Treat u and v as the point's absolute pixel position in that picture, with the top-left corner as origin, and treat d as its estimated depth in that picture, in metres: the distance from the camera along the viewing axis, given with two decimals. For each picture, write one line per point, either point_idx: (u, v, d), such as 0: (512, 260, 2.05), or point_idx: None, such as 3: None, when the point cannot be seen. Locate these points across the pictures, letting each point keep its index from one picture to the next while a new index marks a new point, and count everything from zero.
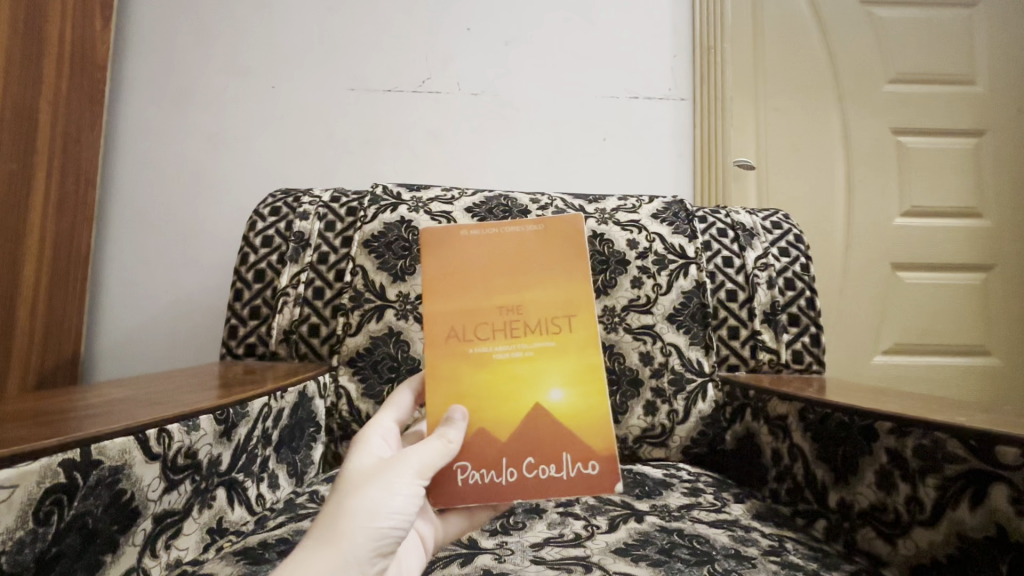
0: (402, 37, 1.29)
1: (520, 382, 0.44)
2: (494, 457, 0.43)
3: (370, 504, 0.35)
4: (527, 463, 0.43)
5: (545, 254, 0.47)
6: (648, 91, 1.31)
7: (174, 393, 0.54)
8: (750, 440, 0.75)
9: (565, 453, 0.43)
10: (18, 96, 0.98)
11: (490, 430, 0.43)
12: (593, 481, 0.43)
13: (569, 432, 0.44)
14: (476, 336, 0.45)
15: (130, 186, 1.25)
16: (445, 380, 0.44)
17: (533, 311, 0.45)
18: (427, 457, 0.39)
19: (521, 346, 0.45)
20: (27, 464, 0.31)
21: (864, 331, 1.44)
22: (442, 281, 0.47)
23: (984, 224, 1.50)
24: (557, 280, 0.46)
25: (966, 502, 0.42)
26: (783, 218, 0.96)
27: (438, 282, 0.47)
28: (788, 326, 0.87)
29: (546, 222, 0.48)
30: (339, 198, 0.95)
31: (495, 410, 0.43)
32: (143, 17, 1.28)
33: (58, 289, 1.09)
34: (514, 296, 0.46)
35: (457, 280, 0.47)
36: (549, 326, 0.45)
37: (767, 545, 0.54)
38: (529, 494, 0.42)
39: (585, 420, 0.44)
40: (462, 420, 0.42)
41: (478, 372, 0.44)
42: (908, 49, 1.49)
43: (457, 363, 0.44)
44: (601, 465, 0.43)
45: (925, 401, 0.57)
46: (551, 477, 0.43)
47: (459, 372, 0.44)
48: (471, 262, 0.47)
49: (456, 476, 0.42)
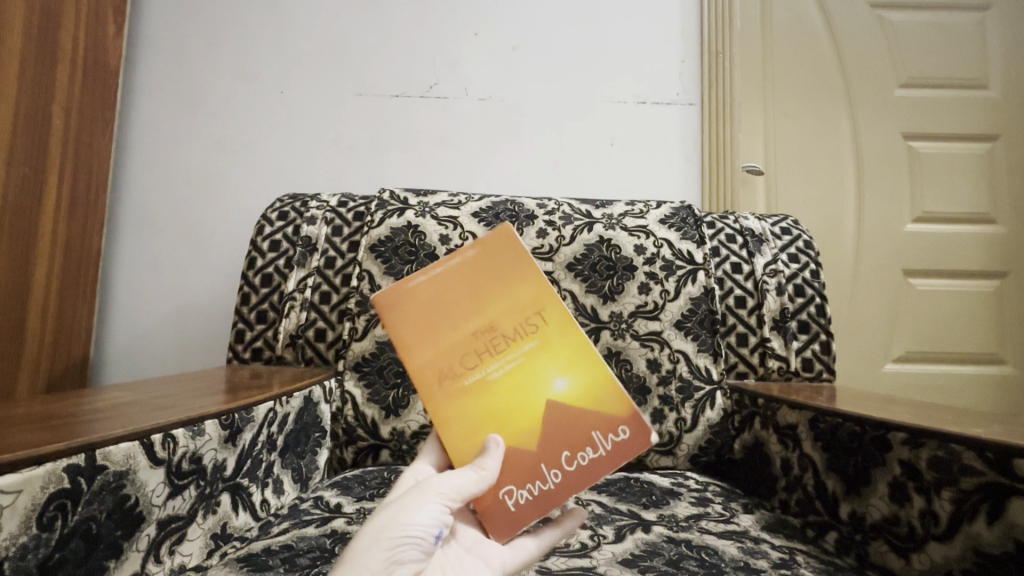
0: (410, 43, 1.30)
1: (520, 391, 0.42)
2: (532, 466, 0.41)
3: (390, 516, 0.36)
4: (563, 457, 0.41)
5: (485, 276, 0.45)
6: (656, 95, 1.30)
7: (181, 398, 0.54)
8: (759, 449, 0.74)
9: (594, 432, 0.42)
10: (32, 100, 0.99)
11: (514, 449, 0.41)
12: (629, 447, 0.41)
13: (582, 414, 0.42)
14: (464, 367, 0.42)
15: (141, 190, 1.26)
16: (452, 420, 0.41)
17: (504, 322, 0.44)
18: (458, 486, 0.37)
19: (507, 359, 0.43)
20: (32, 469, 0.31)
21: (875, 338, 1.42)
22: (412, 334, 0.43)
23: (998, 230, 1.47)
24: (496, 293, 0.44)
25: (983, 516, 0.41)
26: (793, 224, 0.95)
27: (412, 333, 0.43)
28: (798, 333, 0.86)
29: (479, 246, 0.46)
30: (346, 203, 0.95)
31: (509, 435, 0.41)
32: (156, 24, 1.30)
33: (70, 292, 1.10)
34: (479, 318, 0.43)
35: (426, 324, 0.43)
36: (523, 329, 0.43)
37: (777, 558, 0.53)
38: (577, 487, 0.41)
39: (603, 395, 0.43)
40: (496, 449, 0.40)
41: (476, 401, 0.42)
42: (919, 53, 1.48)
43: (456, 403, 0.42)
44: (630, 427, 0.42)
45: (940, 411, 0.56)
46: (592, 462, 0.41)
47: (464, 409, 0.41)
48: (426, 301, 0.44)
49: (506, 502, 0.40)
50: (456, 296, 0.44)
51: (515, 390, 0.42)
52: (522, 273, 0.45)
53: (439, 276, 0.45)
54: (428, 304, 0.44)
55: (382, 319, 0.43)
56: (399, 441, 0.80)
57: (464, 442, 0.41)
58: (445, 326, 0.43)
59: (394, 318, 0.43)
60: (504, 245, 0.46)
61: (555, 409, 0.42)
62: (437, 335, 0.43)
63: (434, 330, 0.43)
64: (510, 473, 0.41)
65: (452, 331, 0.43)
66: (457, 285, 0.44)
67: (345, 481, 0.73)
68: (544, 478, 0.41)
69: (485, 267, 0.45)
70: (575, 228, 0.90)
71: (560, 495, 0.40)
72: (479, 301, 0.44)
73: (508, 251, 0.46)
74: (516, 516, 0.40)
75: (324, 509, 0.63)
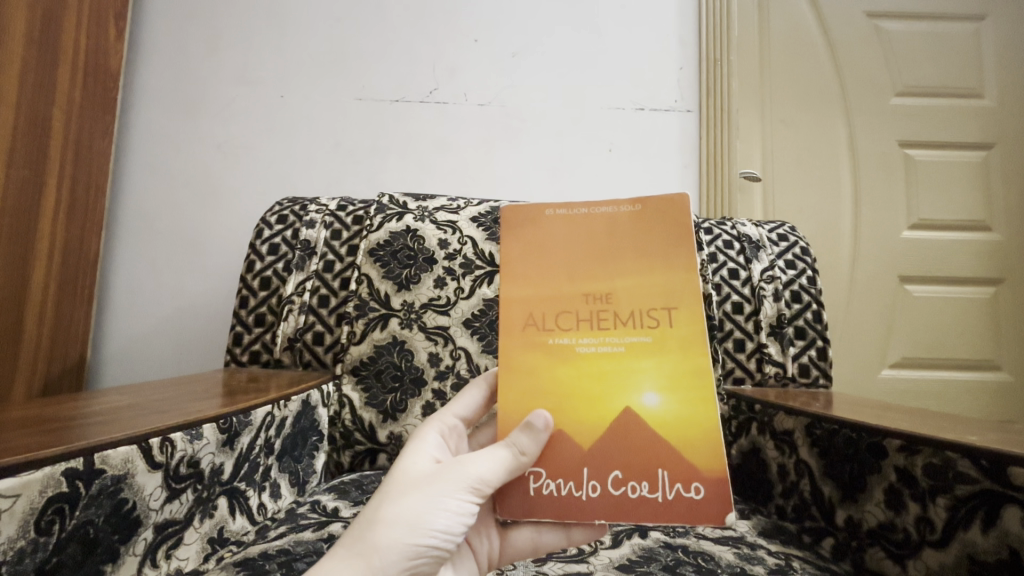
0: (411, 48, 1.30)
1: (608, 382, 0.42)
2: (575, 467, 0.41)
3: (415, 515, 0.36)
4: (611, 477, 0.40)
5: (634, 240, 0.44)
6: (654, 102, 1.31)
7: (179, 402, 0.54)
8: (755, 454, 0.74)
9: (661, 470, 0.40)
10: (34, 103, 0.99)
11: (571, 435, 0.41)
12: (699, 508, 0.39)
13: (665, 443, 0.40)
14: (557, 326, 0.43)
15: (139, 193, 1.26)
16: (527, 372, 0.43)
17: (624, 301, 0.43)
18: (488, 484, 0.38)
19: (609, 341, 0.42)
20: (31, 473, 0.31)
21: (871, 344, 1.43)
22: (528, 266, 0.45)
23: (993, 238, 1.48)
24: (632, 266, 0.43)
25: (978, 523, 0.41)
26: (789, 230, 0.95)
27: (524, 264, 0.45)
28: (795, 339, 0.86)
29: (644, 205, 0.44)
30: (345, 207, 0.96)
31: (578, 415, 0.41)
32: (157, 28, 1.30)
33: (68, 294, 1.10)
34: (599, 283, 0.43)
35: (543, 261, 0.45)
36: (643, 319, 0.42)
37: (773, 563, 0.53)
38: (613, 510, 0.40)
39: (687, 434, 0.40)
40: (541, 430, 0.40)
41: (560, 367, 0.42)
42: (915, 62, 1.49)
43: (536, 355, 0.43)
44: (708, 489, 0.39)
45: (936, 418, 0.56)
46: (641, 497, 0.40)
47: (538, 365, 0.43)
48: (557, 241, 0.45)
49: (530, 484, 0.41)
50: (586, 252, 0.44)
51: (602, 379, 0.42)
52: (674, 259, 0.43)
53: (575, 222, 0.45)
54: (555, 242, 0.45)
55: (504, 233, 0.46)
56: (396, 446, 0.80)
57: (518, 408, 0.42)
58: (561, 272, 0.44)
59: (520, 245, 0.46)
60: (666, 221, 0.44)
61: (633, 417, 0.41)
62: (549, 280, 0.44)
63: (549, 275, 0.44)
64: (550, 461, 0.41)
65: (567, 286, 0.44)
66: (590, 243, 0.44)
67: (342, 485, 0.72)
68: (581, 485, 0.40)
69: (636, 231, 0.44)
70: None
71: (590, 506, 0.40)
72: (606, 266, 0.44)
73: (672, 227, 0.43)
74: (535, 505, 0.41)
75: (321, 513, 0.63)
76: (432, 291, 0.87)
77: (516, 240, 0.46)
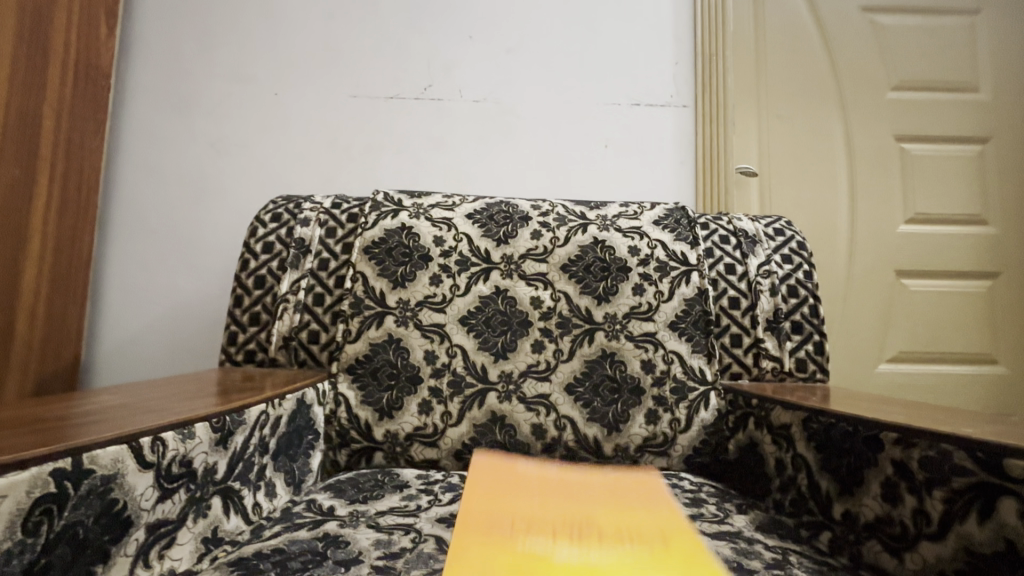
0: (405, 45, 1.29)
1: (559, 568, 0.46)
2: None
3: None
4: None
5: (580, 499, 0.64)
6: (650, 97, 1.31)
7: (172, 401, 0.54)
8: (753, 449, 0.74)
9: None
10: (24, 103, 0.99)
11: None
12: None
13: None
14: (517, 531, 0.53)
15: (133, 193, 1.25)
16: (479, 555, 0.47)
17: (574, 524, 0.57)
18: None
19: (562, 545, 0.51)
20: (17, 474, 0.31)
21: (868, 339, 1.43)
22: (491, 496, 0.63)
23: (989, 232, 1.48)
24: (580, 507, 0.62)
25: (974, 516, 0.41)
26: (786, 225, 0.95)
27: (492, 507, 0.60)
28: (791, 334, 0.86)
29: (589, 486, 0.69)
30: (340, 205, 0.95)
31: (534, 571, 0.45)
32: (149, 26, 1.29)
33: (59, 296, 1.09)
34: (553, 518, 0.58)
35: (508, 506, 0.61)
36: (592, 536, 0.54)
37: (770, 558, 0.53)
38: None
39: None
40: None
41: (514, 552, 0.48)
42: (911, 56, 1.49)
43: (495, 548, 0.49)
44: None
45: (932, 411, 0.56)
46: None
47: (493, 552, 0.48)
48: (515, 499, 0.62)
49: None
50: (546, 505, 0.62)
51: (555, 564, 0.47)
52: (618, 507, 0.62)
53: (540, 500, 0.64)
54: (519, 501, 0.62)
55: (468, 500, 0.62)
56: (393, 444, 0.80)
57: None
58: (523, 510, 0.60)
59: (484, 500, 0.62)
60: (608, 494, 0.66)
61: None
62: (512, 511, 0.59)
63: (512, 514, 0.58)
64: None
65: (531, 517, 0.58)
66: (549, 503, 0.63)
67: (338, 484, 0.72)
68: None
69: (582, 497, 0.65)
70: (570, 230, 0.91)
71: None
72: (562, 513, 0.60)
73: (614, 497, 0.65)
74: None
75: (317, 512, 0.63)
76: (428, 289, 0.86)
77: (480, 503, 0.61)
